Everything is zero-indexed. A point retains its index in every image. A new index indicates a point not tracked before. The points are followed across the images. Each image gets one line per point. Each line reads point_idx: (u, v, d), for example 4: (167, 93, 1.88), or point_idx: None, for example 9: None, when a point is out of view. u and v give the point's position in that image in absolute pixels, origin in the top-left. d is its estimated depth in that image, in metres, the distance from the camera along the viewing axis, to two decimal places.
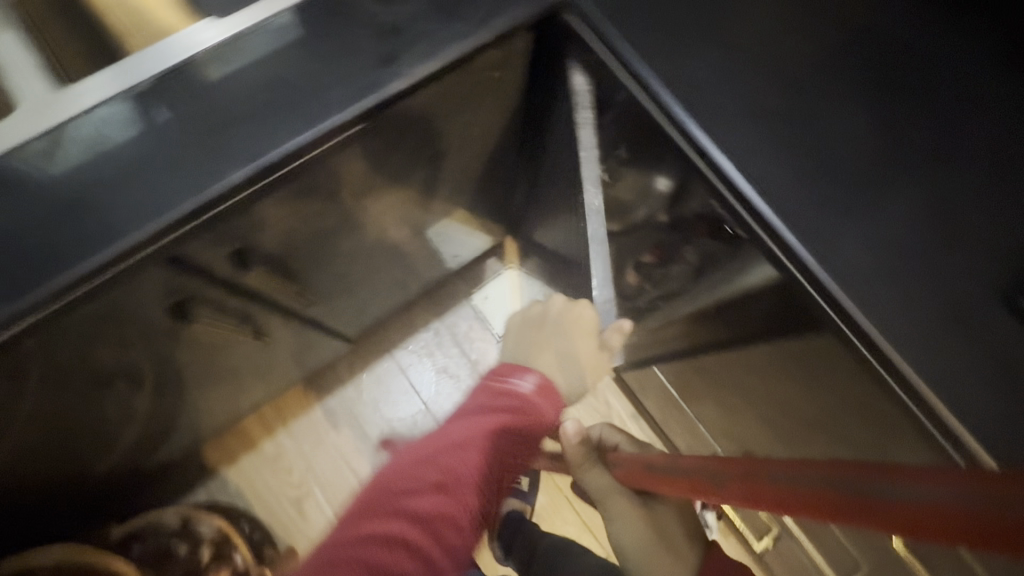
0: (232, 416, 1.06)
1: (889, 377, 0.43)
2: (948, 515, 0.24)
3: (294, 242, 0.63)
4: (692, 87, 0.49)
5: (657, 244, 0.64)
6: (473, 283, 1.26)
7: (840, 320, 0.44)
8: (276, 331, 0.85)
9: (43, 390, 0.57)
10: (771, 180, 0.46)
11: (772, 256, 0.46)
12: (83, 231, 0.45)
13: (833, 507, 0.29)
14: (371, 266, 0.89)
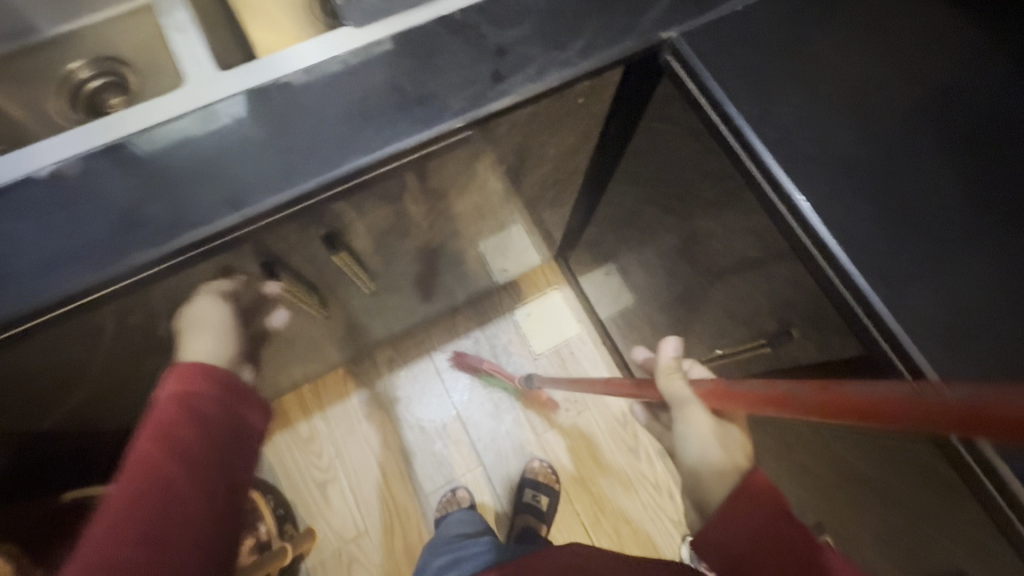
0: (275, 392, 1.11)
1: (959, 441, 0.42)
2: (906, 397, 0.34)
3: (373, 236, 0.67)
4: (781, 133, 0.50)
5: (719, 280, 0.65)
6: (518, 297, 1.29)
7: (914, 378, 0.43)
8: (336, 315, 0.90)
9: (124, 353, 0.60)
10: (854, 232, 0.46)
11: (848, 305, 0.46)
12: (161, 214, 0.43)
13: (911, 403, 0.33)
14: (431, 266, 0.94)
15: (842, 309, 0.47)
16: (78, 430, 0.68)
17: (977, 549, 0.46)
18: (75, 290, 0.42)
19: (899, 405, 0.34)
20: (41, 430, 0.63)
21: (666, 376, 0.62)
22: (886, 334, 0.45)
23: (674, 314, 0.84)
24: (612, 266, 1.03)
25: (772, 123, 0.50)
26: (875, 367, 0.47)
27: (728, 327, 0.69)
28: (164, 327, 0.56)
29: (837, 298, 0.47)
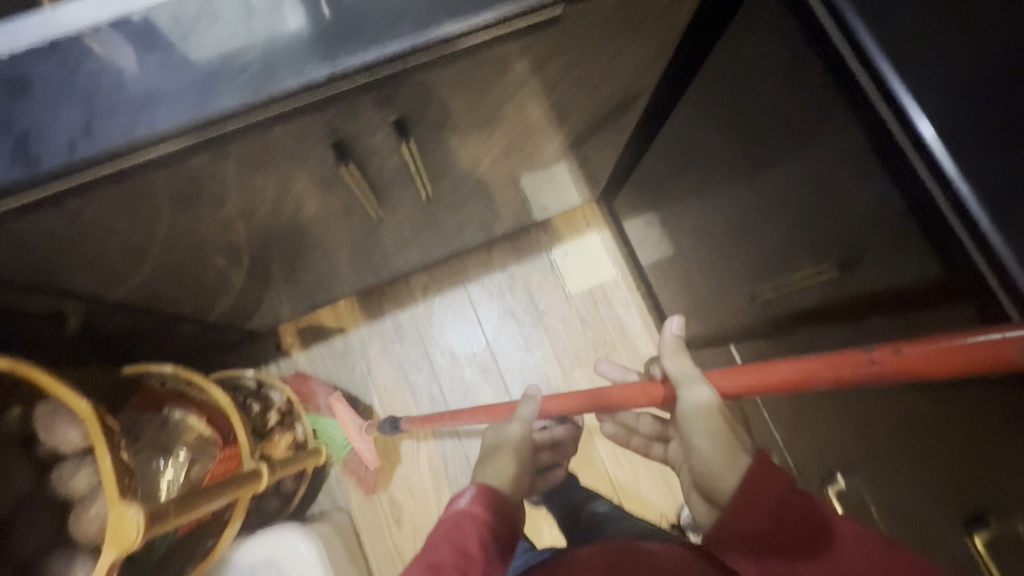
0: (315, 304, 1.14)
1: None
2: (986, 341, 0.37)
3: (431, 147, 0.66)
4: (899, 30, 0.45)
5: (776, 209, 0.63)
6: (556, 237, 1.28)
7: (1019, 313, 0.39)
8: (383, 230, 0.91)
9: (173, 241, 0.61)
10: (973, 140, 0.41)
11: (947, 225, 0.42)
12: (237, 65, 0.42)
13: (992, 345, 0.37)
14: (482, 191, 0.93)
15: (931, 225, 0.44)
16: (140, 304, 0.72)
17: None
18: (151, 135, 0.42)
19: (992, 347, 0.37)
20: (113, 297, 0.66)
21: (672, 354, 0.66)
22: (983, 250, 0.40)
23: (718, 256, 0.82)
24: (654, 215, 1.04)
25: (889, 19, 0.45)
26: (960, 290, 0.43)
27: (779, 257, 0.66)
28: (233, 204, 0.58)
29: (926, 215, 0.44)
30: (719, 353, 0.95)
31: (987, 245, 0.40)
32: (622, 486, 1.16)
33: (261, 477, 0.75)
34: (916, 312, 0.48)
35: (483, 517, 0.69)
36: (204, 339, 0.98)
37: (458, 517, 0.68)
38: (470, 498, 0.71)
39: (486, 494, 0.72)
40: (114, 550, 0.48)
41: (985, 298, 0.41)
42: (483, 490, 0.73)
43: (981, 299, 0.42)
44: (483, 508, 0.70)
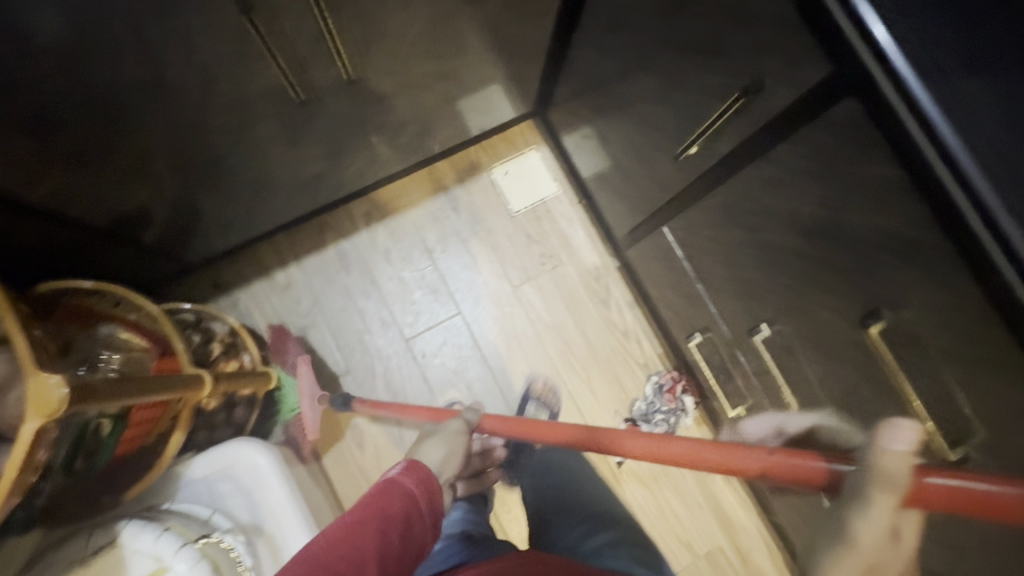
0: (249, 236, 1.10)
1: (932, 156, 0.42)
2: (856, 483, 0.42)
3: (341, 22, 0.63)
4: None
5: (688, 60, 0.65)
6: (496, 158, 1.28)
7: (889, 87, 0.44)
8: (310, 141, 0.87)
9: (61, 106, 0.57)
10: None
11: (829, 16, 0.46)
12: None
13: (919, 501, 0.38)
14: (412, 101, 0.91)
15: (820, 23, 0.47)
16: (44, 195, 0.69)
17: (912, 255, 0.50)
18: None
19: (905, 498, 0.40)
20: (11, 184, 0.64)
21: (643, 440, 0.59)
22: (859, 31, 0.44)
23: (646, 136, 0.85)
24: (589, 129, 1.06)
25: None
26: (854, 81, 0.47)
27: (697, 109, 0.69)
28: (133, 68, 0.56)
29: (815, 14, 0.47)
30: (656, 240, 0.99)
31: (868, 28, 0.44)
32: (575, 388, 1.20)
33: (204, 384, 0.73)
34: (823, 114, 0.52)
35: (415, 495, 0.65)
36: (139, 258, 0.95)
37: (384, 487, 0.65)
38: (402, 469, 0.68)
39: (422, 468, 0.69)
40: (37, 415, 0.46)
41: (867, 84, 0.46)
42: (416, 464, 0.69)
43: (865, 86, 0.46)
44: (415, 482, 0.67)
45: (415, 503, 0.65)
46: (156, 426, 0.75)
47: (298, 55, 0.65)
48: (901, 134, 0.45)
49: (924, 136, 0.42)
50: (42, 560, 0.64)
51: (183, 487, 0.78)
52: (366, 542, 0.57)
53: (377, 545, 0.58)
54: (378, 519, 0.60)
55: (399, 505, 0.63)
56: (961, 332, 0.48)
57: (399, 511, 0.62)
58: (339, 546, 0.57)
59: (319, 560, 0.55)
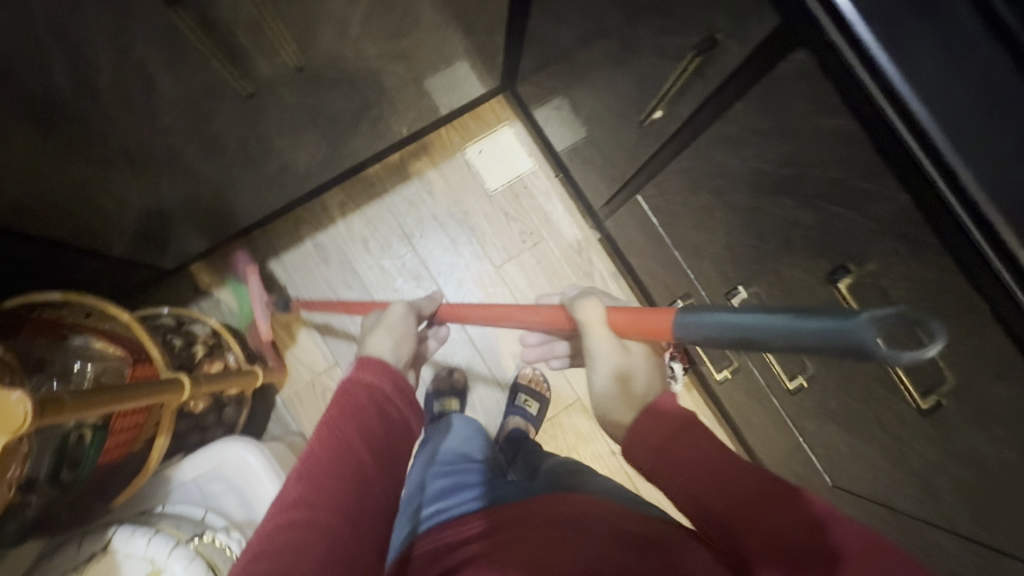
0: (222, 235, 1.09)
1: (892, 113, 0.41)
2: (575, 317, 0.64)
3: (280, 7, 0.61)
4: None
5: (640, 21, 0.63)
6: (468, 137, 1.26)
7: (839, 37, 0.42)
8: (271, 134, 0.85)
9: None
10: None
11: None
12: None
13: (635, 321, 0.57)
14: (373, 84, 0.89)
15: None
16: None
17: (871, 210, 0.49)
18: None
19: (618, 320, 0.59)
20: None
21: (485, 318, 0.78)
22: None
23: (610, 103, 0.83)
24: (559, 100, 1.03)
25: None
26: (797, 25, 0.45)
27: (655, 72, 0.67)
28: (63, 74, 0.54)
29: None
30: (631, 209, 0.98)
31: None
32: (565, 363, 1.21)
33: (184, 386, 0.73)
34: (775, 68, 0.50)
35: (378, 382, 0.65)
36: (111, 267, 0.94)
37: (347, 388, 0.64)
38: (353, 367, 0.67)
39: (371, 360, 0.68)
40: (5, 433, 0.46)
41: (808, 24, 0.44)
42: (366, 359, 0.68)
43: (807, 28, 0.45)
44: (372, 372, 0.66)
45: (379, 388, 0.65)
46: (140, 433, 0.75)
47: (241, 45, 0.63)
48: (845, 73, 0.43)
49: (867, 73, 0.41)
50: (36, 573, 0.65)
51: (175, 488, 0.79)
52: (348, 429, 0.57)
53: (360, 427, 0.58)
54: (353, 410, 0.60)
55: (364, 394, 0.63)
56: (924, 283, 0.48)
57: (367, 399, 0.62)
58: (323, 438, 0.57)
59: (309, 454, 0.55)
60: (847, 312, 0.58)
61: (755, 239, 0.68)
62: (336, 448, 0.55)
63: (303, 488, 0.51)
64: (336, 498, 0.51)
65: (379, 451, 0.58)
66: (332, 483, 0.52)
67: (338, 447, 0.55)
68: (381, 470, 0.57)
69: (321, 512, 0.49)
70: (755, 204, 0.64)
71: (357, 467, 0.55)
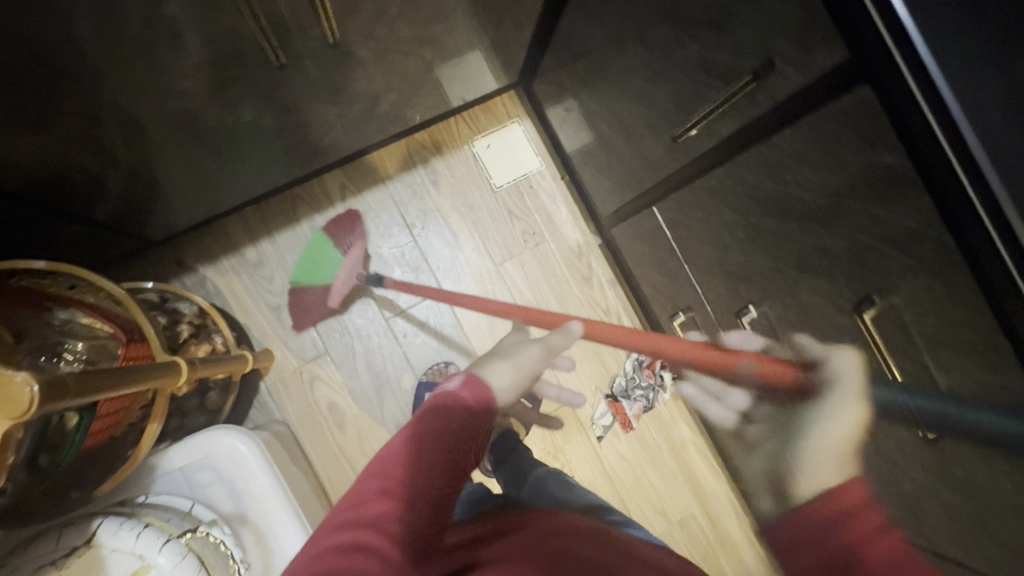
0: (215, 209, 1.03)
1: (956, 162, 0.43)
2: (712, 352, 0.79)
3: None
4: None
5: (693, 37, 0.64)
6: (477, 129, 1.23)
7: (914, 82, 0.44)
8: (287, 107, 0.81)
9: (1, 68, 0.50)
10: None
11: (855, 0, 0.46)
12: None
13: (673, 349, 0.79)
14: (398, 67, 0.86)
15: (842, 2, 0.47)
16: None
17: (910, 247, 0.51)
18: None
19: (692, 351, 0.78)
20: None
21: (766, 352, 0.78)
22: (887, 21, 0.44)
23: (638, 115, 0.84)
24: (573, 102, 1.04)
25: None
26: (872, 59, 0.47)
27: (700, 88, 0.68)
28: (84, 22, 0.50)
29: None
30: (642, 220, 0.99)
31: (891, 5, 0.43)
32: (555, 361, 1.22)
33: (180, 372, 0.69)
34: (837, 100, 0.52)
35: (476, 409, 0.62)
36: (94, 235, 0.88)
37: (444, 399, 0.62)
38: (462, 381, 0.65)
39: (479, 384, 0.65)
40: (5, 418, 0.42)
41: (883, 62, 0.46)
42: (475, 379, 0.66)
43: (880, 62, 0.47)
44: (472, 392, 0.64)
45: (476, 416, 0.62)
46: (126, 415, 0.70)
47: (279, 13, 0.60)
48: (912, 112, 0.45)
49: (934, 116, 0.43)
50: (8, 564, 0.59)
51: (159, 477, 0.74)
52: (432, 457, 0.56)
53: (434, 458, 0.56)
54: (434, 433, 0.58)
55: (462, 418, 0.61)
56: (950, 320, 0.50)
57: (460, 429, 0.60)
58: (410, 459, 0.56)
59: (396, 472, 0.54)
60: (867, 340, 0.61)
61: (773, 260, 0.70)
62: (435, 456, 0.57)
63: (379, 507, 0.51)
64: (417, 510, 0.53)
65: (455, 476, 0.58)
66: (409, 501, 0.53)
67: (427, 472, 0.55)
68: (444, 507, 0.56)
69: (389, 537, 0.49)
70: (781, 227, 0.66)
71: (430, 480, 0.55)
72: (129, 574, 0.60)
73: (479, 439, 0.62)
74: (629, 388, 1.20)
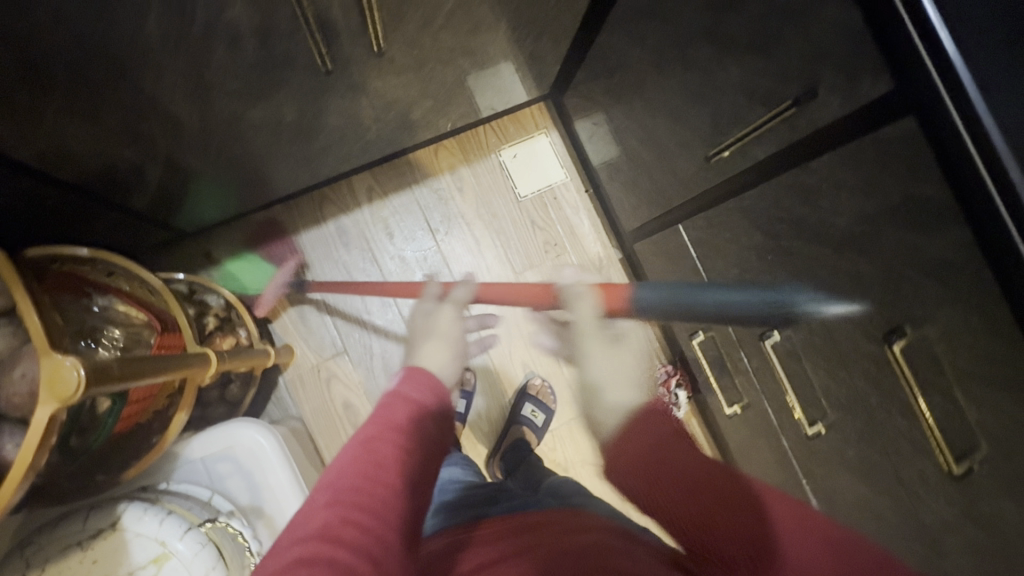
0: (246, 204, 1.05)
1: (1002, 200, 0.43)
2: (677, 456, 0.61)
3: None
4: None
5: (735, 60, 0.65)
6: (505, 138, 1.25)
7: (963, 119, 0.44)
8: (328, 110, 0.83)
9: (71, 60, 0.53)
10: None
11: (906, 37, 0.46)
12: None
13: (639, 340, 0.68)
14: (437, 76, 0.88)
15: (892, 35, 0.48)
16: (38, 149, 0.63)
17: (947, 280, 0.51)
18: None
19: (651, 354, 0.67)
20: (9, 138, 0.59)
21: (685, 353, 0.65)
22: (939, 58, 0.45)
23: (671, 132, 0.85)
24: (603, 117, 1.05)
25: None
26: (919, 93, 0.48)
27: (738, 110, 0.69)
28: (155, 20, 0.52)
29: (891, 21, 0.47)
30: (667, 237, 1.00)
31: (939, 42, 0.44)
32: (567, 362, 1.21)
33: (209, 362, 0.70)
34: (880, 130, 0.53)
35: (424, 402, 0.59)
36: (130, 225, 0.90)
37: (389, 400, 0.59)
38: (401, 378, 0.61)
39: (426, 374, 0.62)
40: (53, 400, 0.43)
41: (930, 96, 0.46)
42: (417, 370, 0.63)
43: (926, 97, 0.47)
44: (421, 389, 0.60)
45: (424, 408, 0.59)
46: (153, 403, 0.72)
47: (334, 20, 0.62)
48: (959, 147, 0.45)
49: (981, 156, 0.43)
50: (35, 542, 0.60)
51: (180, 466, 0.75)
52: (386, 454, 0.52)
53: (395, 452, 0.52)
54: (388, 429, 0.55)
55: (406, 413, 0.57)
56: (985, 356, 0.49)
57: (406, 423, 0.56)
58: (363, 461, 0.51)
59: (345, 474, 0.49)
60: (894, 371, 0.61)
61: None
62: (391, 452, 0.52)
63: (333, 517, 0.46)
64: (383, 510, 0.48)
65: (417, 469, 0.54)
66: (372, 503, 0.48)
67: (380, 472, 0.50)
68: (411, 496, 0.51)
69: (353, 545, 0.44)
70: (810, 253, 0.66)
71: (392, 473, 0.51)
72: (151, 561, 0.61)
73: (434, 431, 0.59)
74: None
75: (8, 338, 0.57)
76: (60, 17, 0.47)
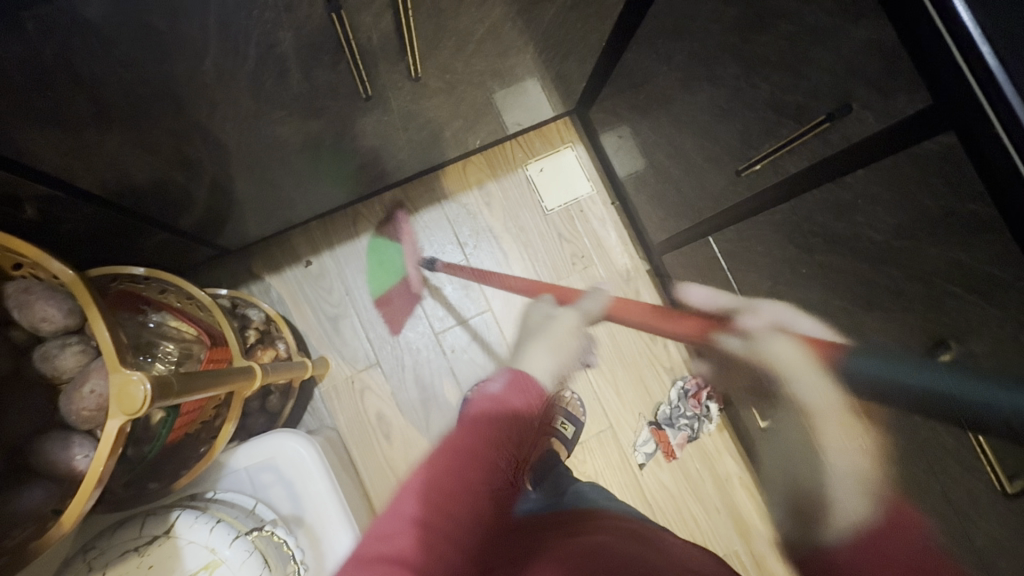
0: (287, 222, 1.10)
1: None
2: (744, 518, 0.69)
3: (415, 17, 0.62)
4: None
5: (764, 78, 0.66)
6: (531, 154, 1.27)
7: (1008, 136, 0.43)
8: (365, 132, 0.87)
9: (133, 101, 0.57)
10: None
11: (947, 52, 0.46)
12: None
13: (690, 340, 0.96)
14: (469, 97, 0.91)
15: (925, 52, 0.48)
16: (101, 179, 0.67)
17: (997, 296, 0.49)
18: None
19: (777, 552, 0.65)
20: (76, 169, 0.63)
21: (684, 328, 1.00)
22: (980, 76, 0.44)
23: (700, 147, 0.85)
24: (627, 130, 1.07)
25: None
26: (956, 104, 0.47)
27: (769, 126, 0.69)
28: (211, 60, 0.56)
29: (924, 40, 0.47)
30: (697, 249, 1.00)
31: (981, 59, 0.43)
32: (595, 374, 1.21)
33: (255, 375, 0.73)
34: (920, 143, 0.52)
35: (519, 407, 0.63)
36: (179, 244, 0.95)
37: (490, 404, 0.62)
38: (512, 384, 0.66)
39: (523, 382, 0.67)
40: (121, 413, 0.46)
41: (971, 114, 0.46)
42: (525, 380, 0.67)
43: (967, 113, 0.46)
44: (521, 396, 0.65)
45: (511, 408, 0.63)
46: (203, 413, 0.76)
47: (374, 50, 0.65)
48: (1004, 163, 0.44)
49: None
50: (96, 547, 0.63)
51: (226, 476, 0.78)
52: (469, 464, 0.55)
53: (482, 466, 0.56)
54: (478, 443, 0.58)
55: (498, 419, 0.61)
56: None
57: (495, 429, 0.60)
58: (448, 465, 0.55)
59: (433, 480, 0.54)
60: None
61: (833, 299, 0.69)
62: (439, 475, 0.54)
63: (417, 529, 0.50)
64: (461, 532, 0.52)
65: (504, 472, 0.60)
66: (449, 519, 0.52)
67: (457, 489, 0.54)
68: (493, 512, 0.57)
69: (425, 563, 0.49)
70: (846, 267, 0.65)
71: (465, 528, 0.53)
72: (202, 567, 0.63)
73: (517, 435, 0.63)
74: (674, 416, 1.18)
75: (79, 354, 0.61)
76: (122, 63, 0.51)
